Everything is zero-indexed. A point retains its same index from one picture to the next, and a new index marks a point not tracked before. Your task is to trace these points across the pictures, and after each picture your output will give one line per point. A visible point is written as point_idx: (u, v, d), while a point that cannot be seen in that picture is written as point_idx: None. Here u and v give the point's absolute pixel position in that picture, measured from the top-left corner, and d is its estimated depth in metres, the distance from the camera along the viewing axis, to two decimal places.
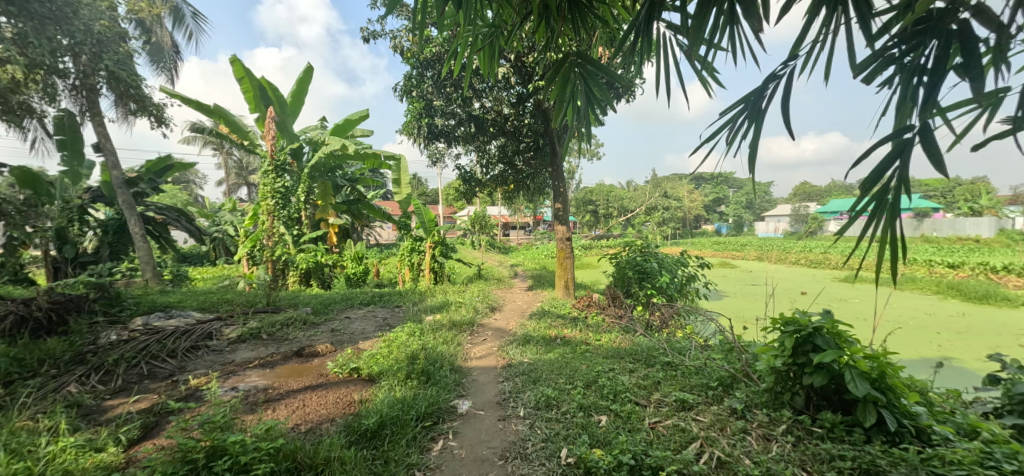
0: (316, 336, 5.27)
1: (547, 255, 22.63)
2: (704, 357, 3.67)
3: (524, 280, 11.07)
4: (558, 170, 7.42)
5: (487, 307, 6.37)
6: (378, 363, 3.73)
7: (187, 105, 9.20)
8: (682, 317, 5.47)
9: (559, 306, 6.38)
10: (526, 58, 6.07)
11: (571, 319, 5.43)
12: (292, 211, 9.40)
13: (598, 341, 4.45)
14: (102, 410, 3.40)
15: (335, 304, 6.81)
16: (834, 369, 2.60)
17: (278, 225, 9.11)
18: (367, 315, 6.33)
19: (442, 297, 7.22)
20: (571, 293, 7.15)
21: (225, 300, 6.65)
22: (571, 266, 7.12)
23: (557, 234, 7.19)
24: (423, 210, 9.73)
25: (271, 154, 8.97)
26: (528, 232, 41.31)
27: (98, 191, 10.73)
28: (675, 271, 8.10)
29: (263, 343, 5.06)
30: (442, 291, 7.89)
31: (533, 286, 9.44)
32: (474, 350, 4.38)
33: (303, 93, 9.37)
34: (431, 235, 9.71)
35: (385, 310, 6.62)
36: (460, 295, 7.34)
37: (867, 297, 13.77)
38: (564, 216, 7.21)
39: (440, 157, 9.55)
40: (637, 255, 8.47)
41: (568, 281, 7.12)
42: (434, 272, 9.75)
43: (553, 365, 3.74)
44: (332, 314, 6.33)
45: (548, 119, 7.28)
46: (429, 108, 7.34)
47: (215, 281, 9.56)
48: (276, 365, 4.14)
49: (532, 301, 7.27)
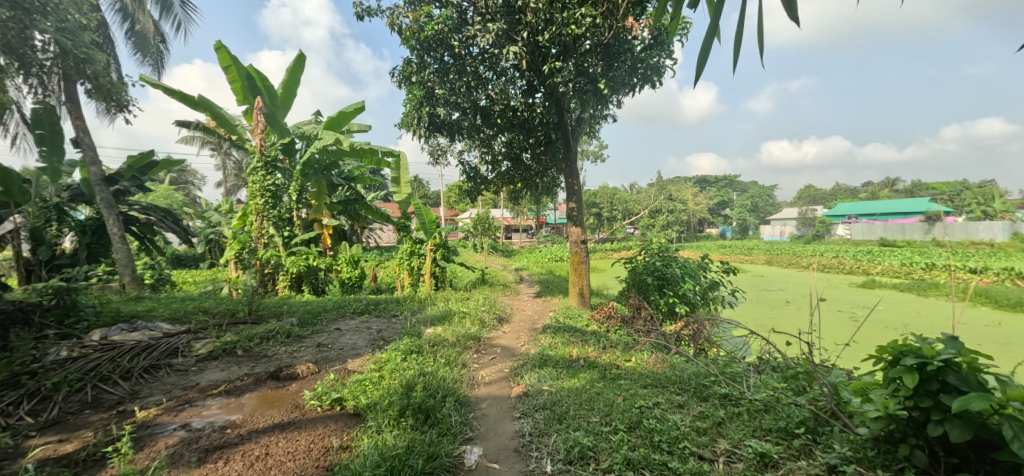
0: (299, 352, 4.57)
1: (551, 259, 21.97)
2: (771, 390, 2.95)
3: (531, 286, 10.38)
4: (572, 166, 6.74)
5: (494, 319, 5.67)
6: (366, 393, 3.05)
7: (171, 96, 8.57)
8: (721, 333, 4.74)
9: (574, 318, 5.66)
10: (538, 37, 5.37)
11: (592, 334, 4.71)
12: (283, 212, 8.76)
13: (628, 362, 3.76)
14: (18, 455, 2.71)
15: (324, 314, 6.11)
16: (978, 419, 1.91)
17: (268, 227, 8.50)
18: (359, 326, 5.61)
19: (444, 305, 6.54)
20: (586, 302, 6.45)
21: (202, 309, 5.95)
22: (586, 273, 6.42)
23: (570, 237, 6.49)
24: (424, 211, 9.08)
25: (260, 149, 8.32)
26: (530, 235, 40.65)
27: (78, 189, 10.05)
28: (698, 277, 7.41)
29: (237, 361, 4.37)
30: (443, 299, 7.19)
31: (541, 292, 8.74)
32: (482, 374, 3.68)
33: (294, 84, 8.72)
34: (432, 238, 9.06)
35: (380, 321, 5.89)
36: (464, 303, 6.66)
37: (891, 304, 13.05)
38: (579, 216, 6.51)
39: (442, 153, 8.87)
40: (656, 259, 7.78)
41: (583, 289, 6.43)
42: (434, 277, 9.07)
43: (581, 395, 3.04)
44: (321, 325, 5.60)
45: (562, 110, 6.61)
46: (430, 96, 6.60)
47: (201, 286, 8.91)
48: (244, 393, 3.45)
49: (543, 311, 6.57)
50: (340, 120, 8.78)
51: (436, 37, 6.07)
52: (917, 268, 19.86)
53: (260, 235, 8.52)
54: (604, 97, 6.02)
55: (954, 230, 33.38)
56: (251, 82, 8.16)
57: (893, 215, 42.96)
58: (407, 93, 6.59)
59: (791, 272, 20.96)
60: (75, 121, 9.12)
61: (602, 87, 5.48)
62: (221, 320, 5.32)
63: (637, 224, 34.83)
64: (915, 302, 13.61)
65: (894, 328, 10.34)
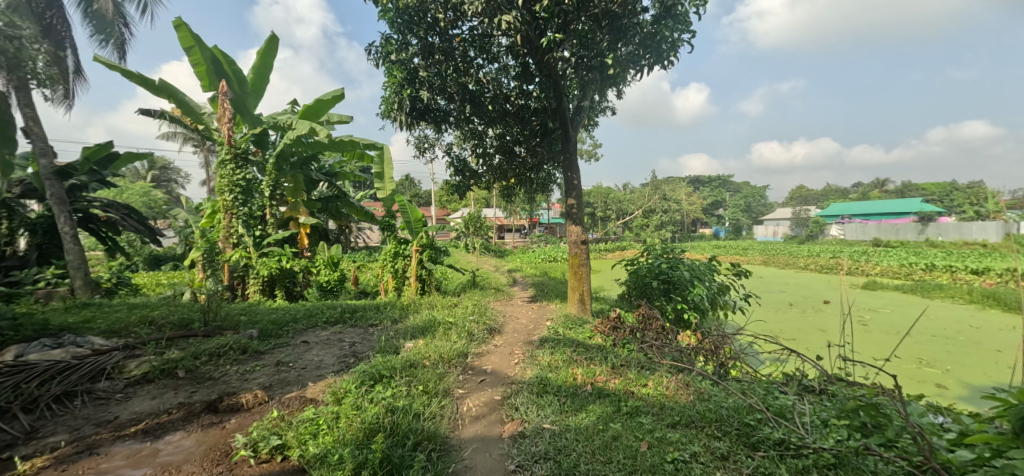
0: (252, 374, 3.86)
1: (544, 260, 21.38)
2: (837, 434, 2.31)
3: (525, 289, 9.72)
4: (572, 159, 6.09)
5: (485, 330, 5.00)
6: (315, 438, 2.38)
7: (129, 81, 7.78)
8: (748, 349, 4.10)
9: (575, 329, 4.99)
10: (534, 8, 4.70)
11: (599, 350, 4.06)
12: (254, 209, 8.03)
13: (645, 390, 3.11)
14: None
15: (292, 324, 5.39)
16: None
17: (237, 225, 7.77)
18: (329, 339, 4.91)
19: (428, 313, 5.85)
20: (586, 309, 5.78)
21: (149, 318, 5.20)
22: (587, 277, 5.77)
23: (570, 237, 5.82)
24: (409, 209, 8.35)
25: (229, 139, 7.58)
26: (523, 235, 40.05)
27: (30, 184, 9.16)
28: (708, 281, 6.79)
29: (175, 385, 3.66)
30: (430, 305, 6.50)
31: (537, 296, 8.08)
32: (467, 408, 3.01)
33: (266, 69, 7.98)
34: (418, 237, 8.46)
35: (356, 332, 5.19)
36: (451, 311, 5.98)
37: (896, 307, 12.62)
38: (579, 214, 5.85)
39: (429, 145, 8.16)
40: (661, 261, 7.19)
41: (583, 294, 5.76)
42: (420, 280, 8.38)
43: (592, 440, 2.37)
44: (286, 338, 4.89)
45: (561, 96, 5.95)
46: (414, 79, 5.90)
47: (163, 291, 8.11)
48: (166, 434, 2.74)
49: (538, 319, 5.90)
50: (317, 109, 8.05)
51: (419, 10, 5.37)
52: (917, 268, 19.52)
53: (229, 235, 7.81)
54: (608, 79, 5.40)
55: (948, 230, 33.34)
56: (217, 66, 7.43)
57: (885, 216, 42.98)
58: (387, 75, 5.88)
59: (790, 273, 20.57)
60: (23, 108, 8.25)
61: (608, 66, 4.87)
62: (167, 333, 4.58)
63: (632, 224, 34.33)
64: (921, 304, 13.18)
65: (906, 333, 9.84)
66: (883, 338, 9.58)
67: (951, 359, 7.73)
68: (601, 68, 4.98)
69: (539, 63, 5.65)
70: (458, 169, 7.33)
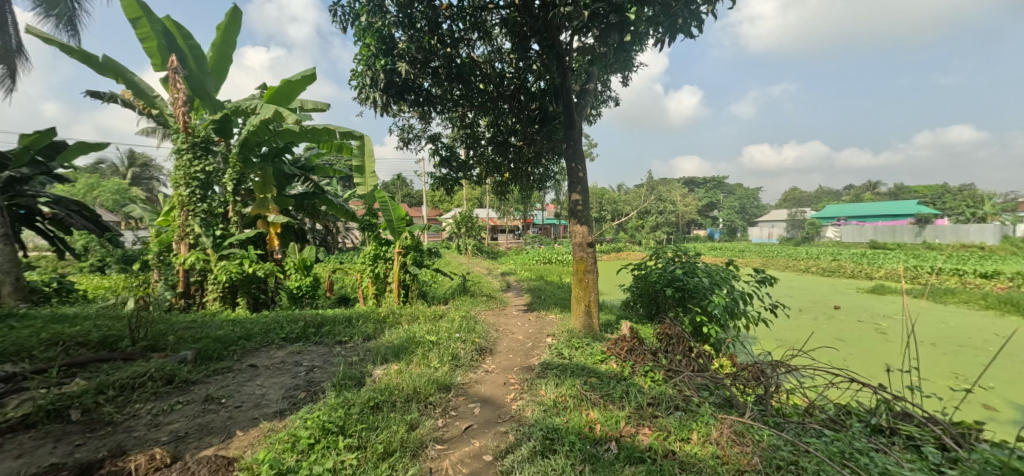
0: (168, 416, 3.00)
1: (539, 261, 20.60)
2: None
3: (520, 295, 8.88)
4: (579, 147, 5.22)
5: (474, 351, 4.14)
6: None
7: (69, 57, 6.80)
8: (803, 381, 3.28)
9: (583, 349, 4.12)
10: None
11: (616, 382, 3.23)
12: (215, 206, 7.13)
13: (688, 454, 2.27)
14: None
15: (241, 342, 4.50)
16: None
17: (195, 224, 6.86)
18: (282, 363, 4.05)
19: (407, 328, 4.96)
20: (593, 324, 4.91)
21: (64, 335, 4.27)
22: (595, 286, 4.90)
23: (574, 239, 4.99)
24: (391, 206, 7.58)
25: (184, 126, 6.71)
26: (516, 236, 39.29)
27: None
28: (730, 289, 5.97)
29: (59, 434, 2.78)
30: (411, 316, 5.61)
31: (534, 305, 7.22)
32: None
33: (229, 48, 7.10)
34: (401, 238, 7.57)
35: (317, 353, 4.31)
36: (435, 324, 5.10)
37: (912, 314, 11.95)
38: (585, 212, 5.00)
39: (414, 135, 7.28)
40: (674, 266, 6.37)
41: (589, 306, 4.90)
42: (404, 286, 7.48)
43: None
44: (228, 362, 4.00)
45: (566, 74, 5.12)
46: (392, 54, 5.05)
47: (108, 298, 7.14)
48: None
49: (536, 334, 5.02)
50: (287, 91, 7.21)
51: None
52: (922, 270, 18.93)
53: (185, 235, 6.91)
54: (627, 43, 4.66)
55: (945, 232, 33.05)
56: (170, 40, 6.53)
57: (881, 218, 42.73)
58: (362, 48, 5.01)
59: (792, 276, 19.95)
60: None
61: (634, 21, 4.11)
62: (74, 358, 3.68)
63: (627, 225, 33.57)
64: (936, 310, 12.53)
65: (930, 343, 9.15)
66: (908, 349, 8.86)
67: (991, 373, 7.01)
68: (626, 22, 4.22)
69: (539, 32, 4.81)
70: (448, 163, 6.38)
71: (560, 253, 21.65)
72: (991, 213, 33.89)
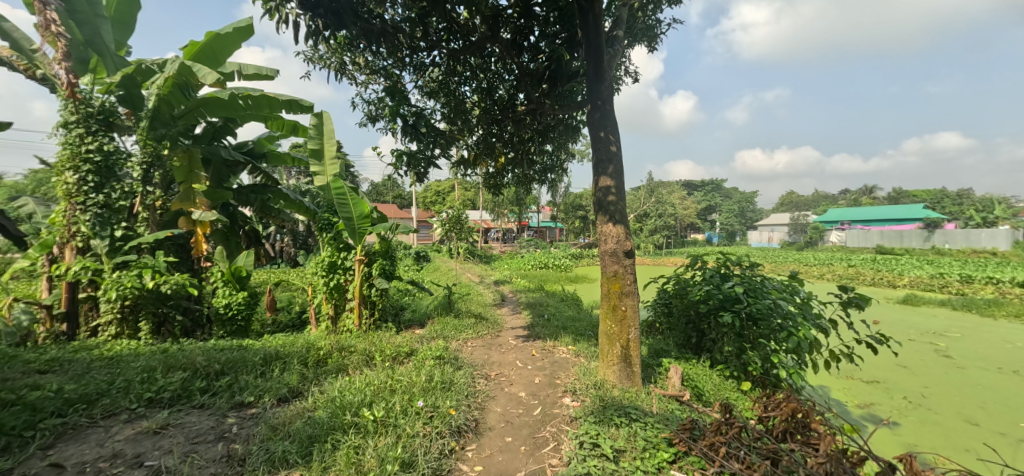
0: None
1: (536, 267, 19.01)
2: None
3: (518, 313, 7.19)
4: (610, 109, 3.50)
5: (446, 437, 2.47)
6: None
7: None
8: None
9: (629, 435, 2.46)
10: None
11: None
12: (115, 198, 5.43)
13: None
14: None
15: (71, 411, 2.79)
16: None
17: (84, 223, 5.14)
18: (111, 461, 2.35)
19: (349, 380, 3.24)
20: (632, 376, 3.24)
21: None
22: (636, 317, 3.24)
23: (605, 243, 3.32)
24: (351, 200, 5.58)
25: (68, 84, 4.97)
26: (510, 239, 37.67)
27: None
28: (812, 316, 4.31)
29: None
30: (365, 354, 3.88)
31: (537, 330, 5.55)
32: None
33: None
34: (361, 241, 5.68)
35: (189, 434, 2.62)
36: (394, 371, 3.40)
37: (965, 331, 10.43)
38: (620, 205, 3.34)
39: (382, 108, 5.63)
40: (731, 282, 4.70)
41: (626, 350, 3.22)
42: (369, 305, 5.75)
43: None
44: (11, 461, 2.29)
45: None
46: None
47: None
48: None
49: (546, 390, 3.34)
50: (216, 49, 5.65)
51: None
52: (950, 278, 17.54)
53: (72, 237, 5.20)
54: None
55: (955, 237, 31.86)
56: None
57: (885, 222, 41.63)
58: None
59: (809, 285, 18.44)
60: None
61: None
62: None
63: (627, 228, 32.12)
64: (988, 325, 11.04)
65: (1010, 371, 7.60)
66: (987, 379, 7.29)
67: None
68: None
69: None
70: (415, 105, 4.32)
71: (557, 259, 19.96)
72: (1002, 217, 32.94)
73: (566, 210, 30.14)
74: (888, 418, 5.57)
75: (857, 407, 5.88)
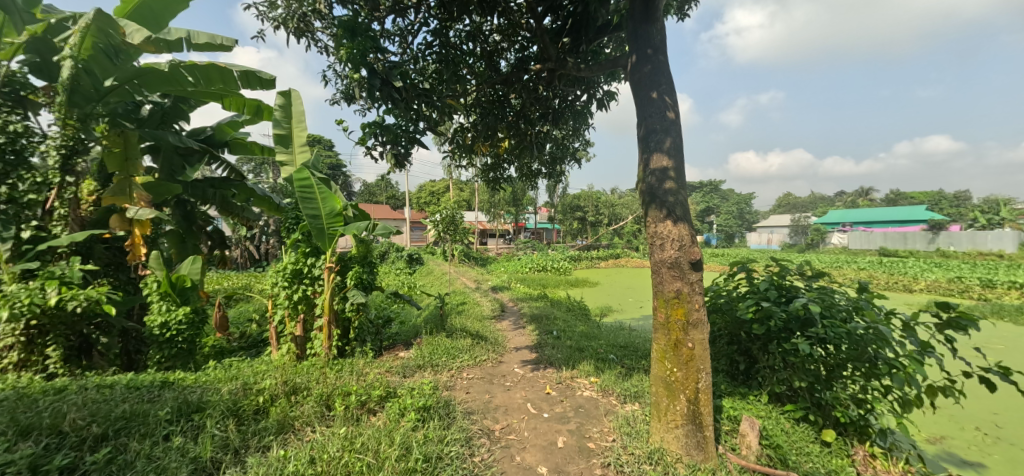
0: None
1: (535, 271, 17.99)
2: None
3: (522, 328, 6.16)
4: (663, 60, 2.50)
5: None
6: None
7: None
8: None
9: None
10: None
11: None
12: (23, 191, 4.41)
13: None
14: None
15: None
16: None
17: None
18: None
19: (286, 452, 2.22)
20: (704, 444, 2.26)
21: None
22: (707, 358, 2.26)
23: (660, 251, 2.34)
24: (320, 195, 4.53)
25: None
26: (506, 241, 36.68)
27: None
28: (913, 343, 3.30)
29: None
30: (322, 400, 2.85)
31: (548, 353, 4.54)
32: None
33: None
34: (330, 244, 4.60)
35: None
36: (357, 432, 2.40)
37: (1007, 343, 9.49)
38: (679, 196, 2.35)
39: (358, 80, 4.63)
40: (797, 295, 3.69)
41: (696, 407, 2.24)
42: (342, 323, 4.72)
43: None
44: None
45: None
46: None
47: None
48: None
49: (577, 462, 2.37)
50: (155, 7, 4.62)
51: None
52: (969, 281, 16.71)
53: None
54: None
55: (961, 239, 31.17)
56: None
57: (887, 224, 41.02)
58: None
59: None
60: None
61: None
62: None
63: (625, 230, 31.16)
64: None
65: None
66: None
67: None
68: None
69: None
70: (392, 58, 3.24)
71: (557, 262, 18.99)
72: (1007, 219, 32.31)
73: (564, 211, 29.16)
74: (973, 460, 4.58)
75: (930, 444, 4.87)
